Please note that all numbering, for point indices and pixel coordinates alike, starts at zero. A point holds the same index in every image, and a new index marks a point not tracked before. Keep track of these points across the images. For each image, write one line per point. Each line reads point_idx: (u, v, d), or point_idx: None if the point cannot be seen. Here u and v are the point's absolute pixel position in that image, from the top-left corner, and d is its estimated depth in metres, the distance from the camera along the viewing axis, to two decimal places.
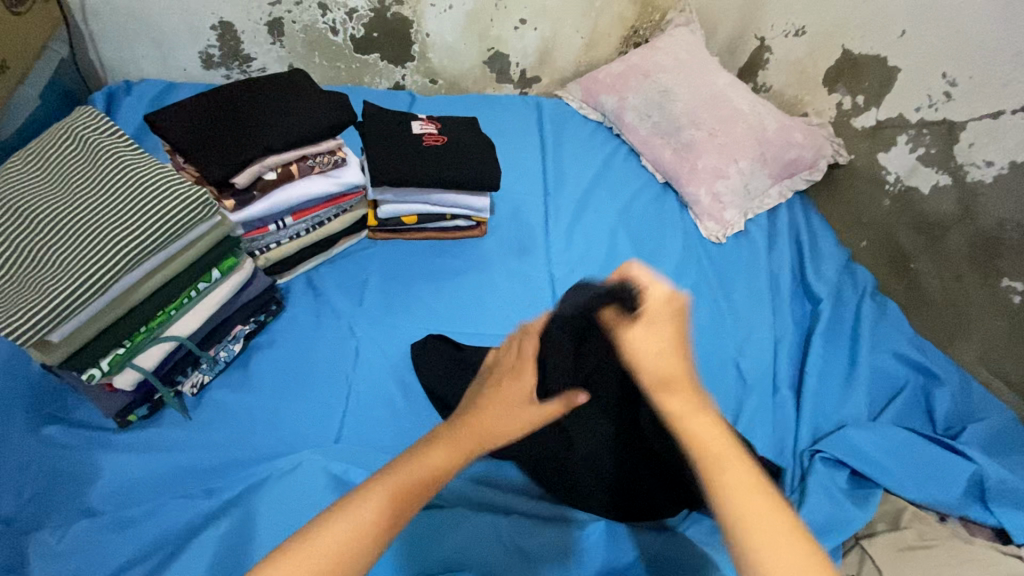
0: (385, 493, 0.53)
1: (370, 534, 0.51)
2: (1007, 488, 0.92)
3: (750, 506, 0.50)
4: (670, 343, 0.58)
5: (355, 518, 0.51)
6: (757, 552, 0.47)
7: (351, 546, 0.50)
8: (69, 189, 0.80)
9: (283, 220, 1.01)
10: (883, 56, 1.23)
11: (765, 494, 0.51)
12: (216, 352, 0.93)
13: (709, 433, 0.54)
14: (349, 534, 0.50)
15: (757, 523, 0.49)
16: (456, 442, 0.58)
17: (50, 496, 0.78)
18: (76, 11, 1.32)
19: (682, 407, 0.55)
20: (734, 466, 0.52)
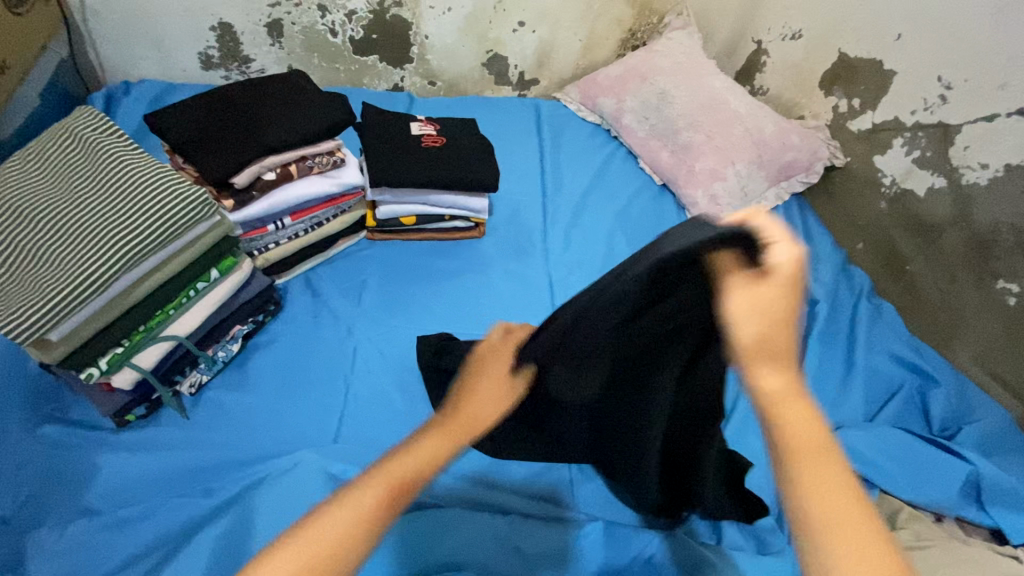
0: (382, 486, 0.49)
1: (366, 525, 0.48)
2: (1002, 489, 0.93)
3: (837, 504, 0.45)
4: (783, 315, 0.48)
5: (349, 510, 0.48)
6: (827, 555, 0.43)
7: (347, 539, 0.47)
8: (69, 189, 0.80)
9: (282, 220, 1.01)
10: (879, 59, 1.25)
11: (852, 501, 0.45)
12: (215, 352, 0.93)
13: (804, 423, 0.48)
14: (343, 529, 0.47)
15: (836, 527, 0.44)
16: (449, 430, 0.53)
17: (47, 495, 0.78)
18: (76, 11, 1.33)
19: (782, 386, 0.48)
20: (823, 462, 0.47)
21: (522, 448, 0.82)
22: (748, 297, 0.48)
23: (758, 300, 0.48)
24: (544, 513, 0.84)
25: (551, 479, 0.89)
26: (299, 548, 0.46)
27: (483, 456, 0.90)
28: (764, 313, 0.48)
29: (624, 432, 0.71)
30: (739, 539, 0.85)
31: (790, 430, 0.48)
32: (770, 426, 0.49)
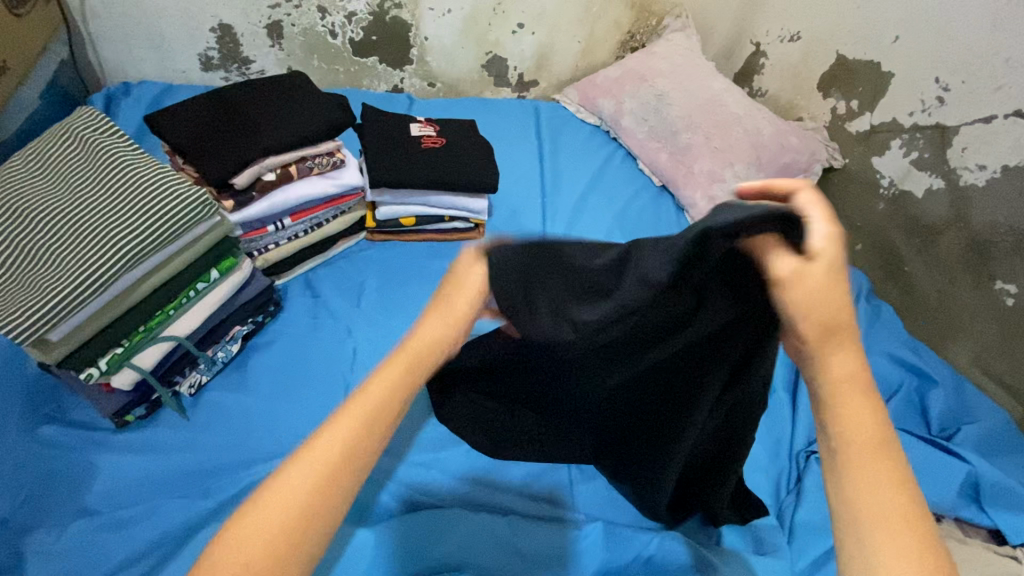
0: (343, 431, 0.46)
1: (347, 459, 0.46)
2: (1000, 489, 0.93)
3: (889, 506, 0.46)
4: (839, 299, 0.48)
5: (324, 446, 0.46)
6: (871, 555, 0.45)
7: (328, 474, 0.45)
8: (69, 189, 0.80)
9: (282, 221, 1.01)
10: (876, 61, 1.25)
11: (901, 501, 0.46)
12: (215, 352, 0.93)
13: (862, 418, 0.48)
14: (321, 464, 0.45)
15: (884, 528, 0.45)
16: (399, 363, 0.50)
17: (46, 496, 0.78)
18: (75, 13, 1.33)
19: (850, 372, 0.49)
20: (875, 462, 0.47)
21: (542, 447, 0.81)
22: (806, 277, 0.48)
23: (813, 280, 0.48)
24: (544, 513, 0.84)
25: (550, 480, 0.89)
26: (281, 490, 0.44)
27: (483, 457, 0.90)
28: (821, 291, 0.47)
29: (648, 437, 0.71)
30: (738, 539, 0.85)
31: (849, 418, 0.48)
32: (825, 418, 0.49)
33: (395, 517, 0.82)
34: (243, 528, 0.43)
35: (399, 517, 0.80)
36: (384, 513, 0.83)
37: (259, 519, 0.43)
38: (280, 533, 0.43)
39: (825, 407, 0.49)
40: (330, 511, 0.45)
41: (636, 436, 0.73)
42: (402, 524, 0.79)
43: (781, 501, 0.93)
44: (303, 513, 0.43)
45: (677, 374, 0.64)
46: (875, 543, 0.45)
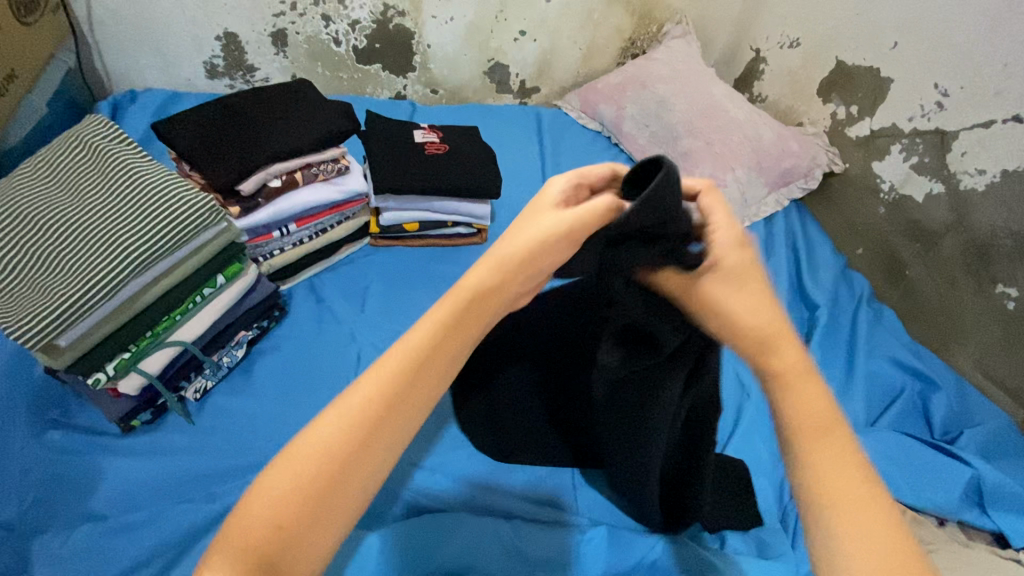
0: (380, 385, 0.47)
1: (397, 400, 0.47)
2: (1004, 492, 0.93)
3: (848, 481, 0.50)
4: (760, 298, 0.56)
5: (374, 387, 0.47)
6: (836, 530, 0.48)
7: (374, 419, 0.46)
8: (78, 195, 0.81)
9: (287, 227, 1.02)
10: (875, 67, 1.26)
11: (862, 476, 0.50)
12: (221, 357, 0.94)
13: (815, 402, 0.53)
14: (368, 406, 0.47)
15: (847, 503, 0.49)
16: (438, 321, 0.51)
17: (52, 500, 0.79)
18: (82, 22, 1.34)
19: (789, 366, 0.54)
20: (834, 442, 0.52)
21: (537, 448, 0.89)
22: (705, 289, 0.57)
23: (717, 288, 0.56)
24: (547, 517, 0.85)
25: (554, 483, 0.89)
26: (329, 430, 0.45)
27: (486, 462, 0.90)
28: (726, 296, 0.56)
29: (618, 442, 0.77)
30: (741, 543, 0.86)
31: (803, 410, 0.53)
32: (782, 404, 0.54)
33: (399, 521, 0.82)
34: (273, 478, 0.44)
35: (402, 521, 0.81)
36: (389, 517, 0.83)
37: (301, 459, 0.44)
38: (324, 476, 0.44)
39: (782, 397, 0.54)
40: (364, 468, 0.46)
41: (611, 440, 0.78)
42: (406, 528, 0.79)
43: (784, 505, 0.93)
44: (333, 466, 0.44)
45: (640, 384, 0.70)
46: (831, 523, 0.48)
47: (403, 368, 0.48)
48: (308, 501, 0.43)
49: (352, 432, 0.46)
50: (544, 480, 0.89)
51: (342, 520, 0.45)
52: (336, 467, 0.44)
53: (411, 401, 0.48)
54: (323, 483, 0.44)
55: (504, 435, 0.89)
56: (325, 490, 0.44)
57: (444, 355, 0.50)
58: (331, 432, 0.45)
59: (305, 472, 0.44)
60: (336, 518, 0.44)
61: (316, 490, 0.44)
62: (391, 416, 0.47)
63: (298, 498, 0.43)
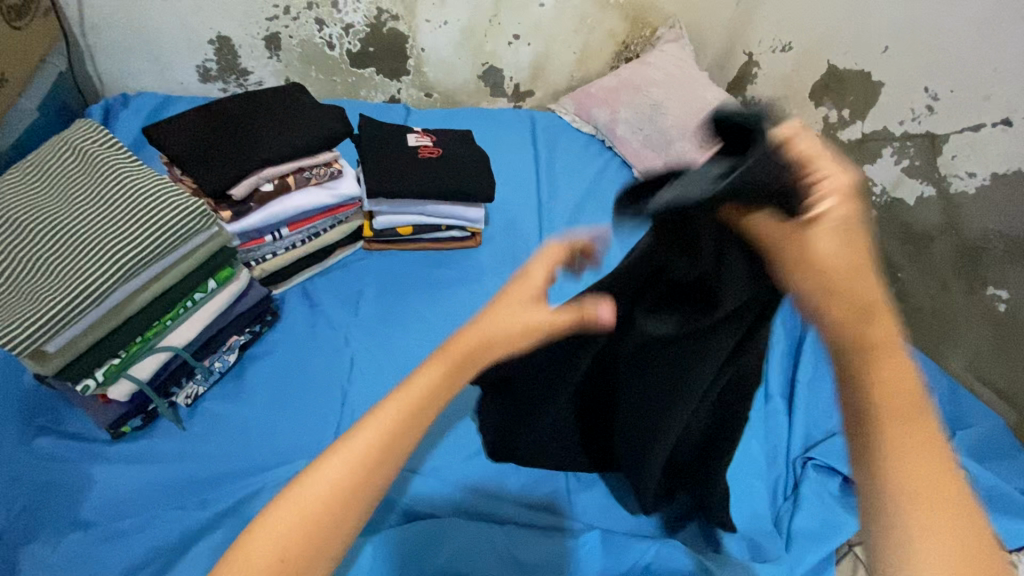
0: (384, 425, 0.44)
1: (389, 445, 0.44)
2: (996, 494, 0.94)
3: (939, 493, 0.35)
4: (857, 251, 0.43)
5: (365, 441, 0.43)
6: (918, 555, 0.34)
7: (365, 467, 0.42)
8: (67, 200, 0.81)
9: (279, 231, 1.02)
10: (866, 71, 1.27)
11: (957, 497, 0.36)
12: (212, 363, 0.93)
13: (903, 383, 0.39)
14: (358, 453, 0.43)
15: (938, 526, 0.34)
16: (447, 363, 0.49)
17: (41, 508, 0.78)
18: (74, 25, 1.34)
19: (881, 333, 0.40)
20: (928, 445, 0.37)
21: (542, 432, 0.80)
22: (813, 240, 0.44)
23: (827, 240, 0.44)
24: (541, 521, 0.84)
25: (548, 487, 0.89)
26: (319, 482, 0.42)
27: (479, 467, 0.90)
28: (838, 252, 0.43)
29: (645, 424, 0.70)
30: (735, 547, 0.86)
31: (889, 386, 0.38)
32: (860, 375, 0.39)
33: (393, 526, 0.82)
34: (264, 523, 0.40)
35: (396, 527, 0.80)
36: (382, 523, 0.83)
37: (286, 512, 0.40)
38: (311, 529, 0.40)
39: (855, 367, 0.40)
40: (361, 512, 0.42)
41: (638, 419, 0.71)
42: (399, 534, 0.79)
43: (777, 507, 0.93)
44: (331, 511, 0.41)
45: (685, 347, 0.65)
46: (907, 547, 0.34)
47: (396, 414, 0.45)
48: (295, 558, 0.39)
49: (341, 480, 0.42)
50: (539, 483, 0.89)
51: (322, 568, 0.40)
52: (326, 518, 0.41)
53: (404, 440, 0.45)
54: (307, 538, 0.40)
55: (520, 416, 0.80)
56: (325, 532, 0.41)
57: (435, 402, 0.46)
58: (320, 483, 0.41)
59: (290, 527, 0.40)
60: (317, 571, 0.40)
61: (304, 545, 0.40)
62: (385, 460, 0.43)
63: (281, 557, 0.39)
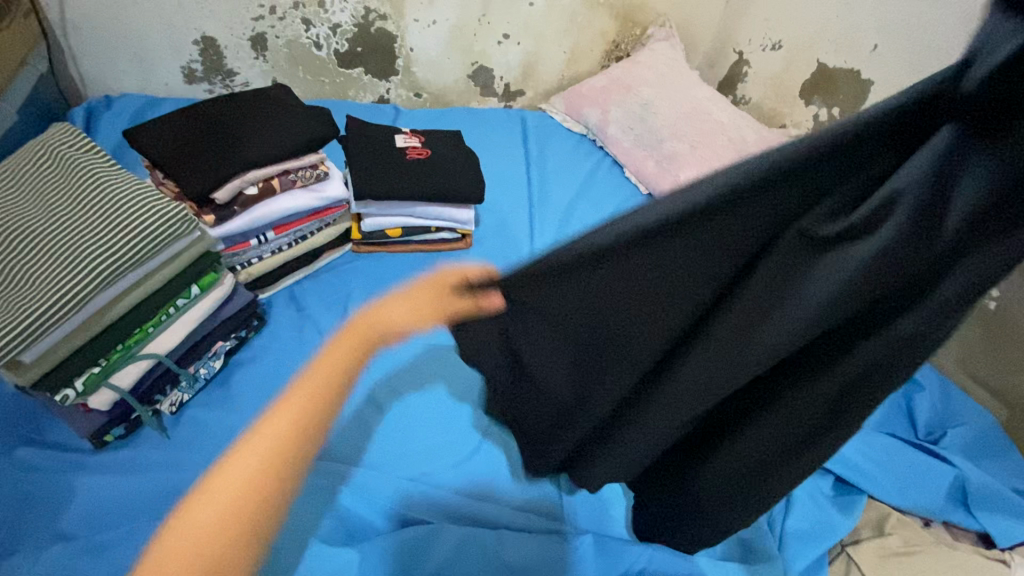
0: (276, 437, 0.43)
1: (281, 469, 0.43)
2: (987, 491, 0.94)
3: None
4: None
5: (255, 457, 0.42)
6: None
7: (255, 492, 0.42)
8: (44, 207, 0.79)
9: (265, 234, 1.00)
10: (855, 69, 1.28)
11: None
12: (197, 369, 0.91)
13: None
14: (248, 479, 0.42)
15: None
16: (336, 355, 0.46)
17: (20, 521, 0.76)
18: (55, 26, 1.32)
19: None
20: None
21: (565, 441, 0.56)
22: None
23: None
24: (533, 525, 0.83)
25: (540, 490, 0.88)
26: (207, 507, 0.41)
27: (471, 471, 0.89)
28: None
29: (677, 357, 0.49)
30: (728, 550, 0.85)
31: None
32: None
33: (383, 534, 0.80)
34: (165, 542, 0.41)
35: (387, 533, 0.79)
36: (373, 529, 0.82)
37: (179, 543, 0.40)
38: (220, 552, 0.41)
39: None
40: (255, 527, 0.42)
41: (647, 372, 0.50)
42: (389, 540, 0.78)
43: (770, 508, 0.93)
44: (227, 529, 0.41)
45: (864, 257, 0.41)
46: None
47: (277, 438, 0.43)
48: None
49: (235, 503, 0.41)
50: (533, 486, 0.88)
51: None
52: (227, 541, 0.41)
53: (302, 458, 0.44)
54: (212, 561, 0.40)
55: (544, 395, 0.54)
56: (215, 554, 0.40)
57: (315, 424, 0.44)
58: (209, 511, 0.41)
59: (190, 553, 0.40)
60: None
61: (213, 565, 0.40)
62: (277, 485, 0.43)
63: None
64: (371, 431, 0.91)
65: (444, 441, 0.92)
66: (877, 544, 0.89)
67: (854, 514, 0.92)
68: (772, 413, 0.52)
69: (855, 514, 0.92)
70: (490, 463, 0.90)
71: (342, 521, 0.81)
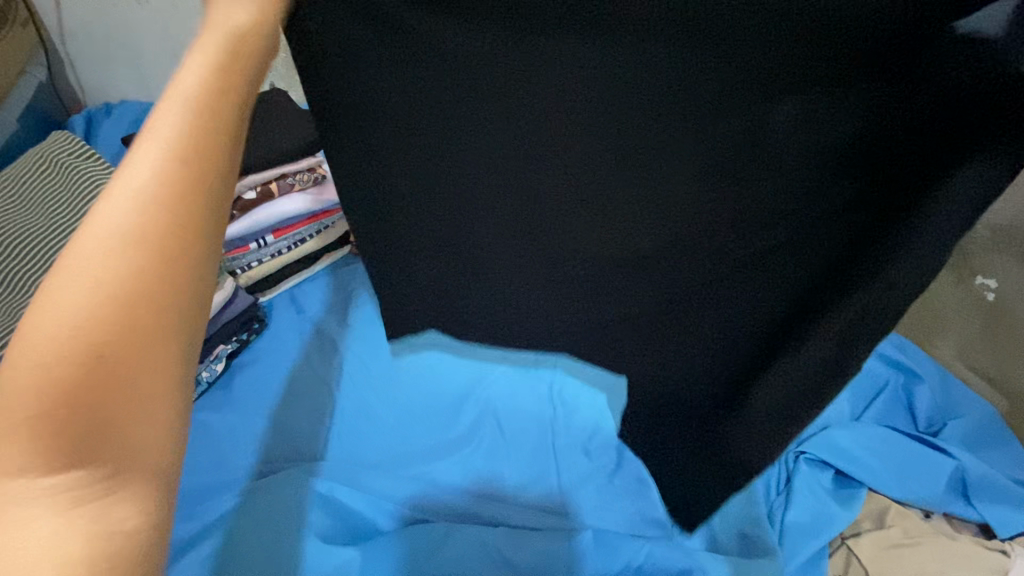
0: (169, 168, 0.35)
1: (184, 230, 0.34)
2: (987, 482, 0.94)
3: None
4: None
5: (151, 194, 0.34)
6: None
7: (169, 221, 0.33)
8: (45, 214, 0.80)
9: (264, 238, 1.01)
10: None
11: None
12: (199, 372, 0.93)
13: None
14: (150, 208, 0.33)
15: None
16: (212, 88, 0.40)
17: None
18: (54, 35, 1.33)
19: None
20: None
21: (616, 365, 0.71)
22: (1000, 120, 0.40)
23: None
24: (534, 521, 0.83)
25: (543, 487, 0.88)
26: (70, 282, 0.30)
27: (472, 468, 0.89)
28: None
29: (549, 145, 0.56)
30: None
31: None
32: None
33: (385, 532, 0.81)
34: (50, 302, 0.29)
35: (391, 534, 0.80)
36: (374, 528, 0.83)
37: (77, 292, 0.30)
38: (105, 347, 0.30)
39: None
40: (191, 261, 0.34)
41: (539, 208, 0.58)
42: (392, 538, 0.79)
43: (769, 502, 0.94)
44: (151, 258, 0.32)
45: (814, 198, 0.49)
46: None
47: (162, 187, 0.34)
48: (126, 337, 0.30)
49: (112, 271, 0.31)
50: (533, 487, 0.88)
51: (164, 378, 0.32)
52: (115, 322, 0.30)
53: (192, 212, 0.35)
54: (129, 331, 0.30)
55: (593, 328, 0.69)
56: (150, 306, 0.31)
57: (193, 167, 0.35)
58: (81, 295, 0.30)
59: (63, 340, 0.29)
60: (140, 385, 0.31)
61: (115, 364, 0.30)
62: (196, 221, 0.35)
63: (86, 379, 0.29)
64: (368, 434, 0.92)
65: (443, 387, 0.95)
66: (877, 536, 0.90)
67: (854, 507, 0.93)
68: (786, 349, 0.54)
69: (856, 507, 0.93)
70: (490, 459, 0.91)
71: (344, 521, 0.82)
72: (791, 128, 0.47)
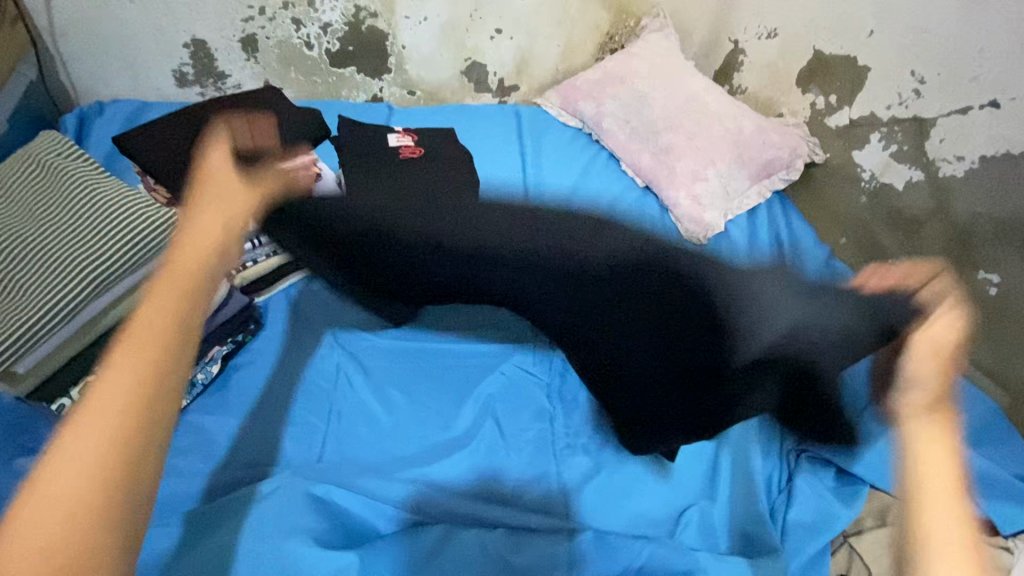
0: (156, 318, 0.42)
1: (164, 368, 0.40)
2: (989, 479, 0.94)
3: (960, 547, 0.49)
4: (949, 479, 0.52)
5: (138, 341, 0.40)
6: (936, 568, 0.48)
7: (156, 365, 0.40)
8: (33, 216, 0.79)
9: (259, 238, 1.01)
10: (853, 56, 1.28)
11: (963, 504, 0.51)
12: (195, 375, 0.92)
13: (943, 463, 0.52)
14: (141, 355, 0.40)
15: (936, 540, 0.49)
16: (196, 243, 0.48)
17: None
18: (44, 33, 1.31)
19: (933, 452, 0.53)
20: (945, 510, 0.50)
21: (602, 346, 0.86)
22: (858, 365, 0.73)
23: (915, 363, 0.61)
24: (535, 522, 0.82)
25: (544, 485, 0.89)
26: (79, 436, 0.37)
27: (473, 467, 0.89)
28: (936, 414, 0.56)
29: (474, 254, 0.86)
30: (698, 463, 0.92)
31: (924, 476, 0.52)
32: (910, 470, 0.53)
33: (383, 536, 0.79)
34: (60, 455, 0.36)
35: (393, 536, 0.79)
36: (373, 531, 0.81)
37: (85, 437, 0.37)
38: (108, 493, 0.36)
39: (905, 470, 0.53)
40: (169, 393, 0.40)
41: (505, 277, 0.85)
42: (393, 540, 0.78)
43: (771, 501, 0.93)
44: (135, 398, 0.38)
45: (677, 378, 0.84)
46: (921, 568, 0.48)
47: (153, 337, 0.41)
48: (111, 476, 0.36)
49: (105, 428, 0.37)
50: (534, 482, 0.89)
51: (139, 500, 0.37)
52: (109, 480, 0.36)
53: (175, 363, 0.41)
54: (114, 478, 0.37)
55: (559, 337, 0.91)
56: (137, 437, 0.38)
57: (170, 320, 0.42)
58: (75, 465, 0.36)
59: (65, 505, 0.35)
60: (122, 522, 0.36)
61: (115, 515, 0.36)
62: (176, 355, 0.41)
63: (78, 534, 0.34)
64: (365, 432, 0.92)
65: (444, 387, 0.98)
66: (880, 535, 0.89)
67: (857, 505, 0.92)
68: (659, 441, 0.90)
69: (858, 505, 0.92)
70: (490, 456, 0.91)
71: (340, 523, 0.80)
72: (668, 287, 0.77)
